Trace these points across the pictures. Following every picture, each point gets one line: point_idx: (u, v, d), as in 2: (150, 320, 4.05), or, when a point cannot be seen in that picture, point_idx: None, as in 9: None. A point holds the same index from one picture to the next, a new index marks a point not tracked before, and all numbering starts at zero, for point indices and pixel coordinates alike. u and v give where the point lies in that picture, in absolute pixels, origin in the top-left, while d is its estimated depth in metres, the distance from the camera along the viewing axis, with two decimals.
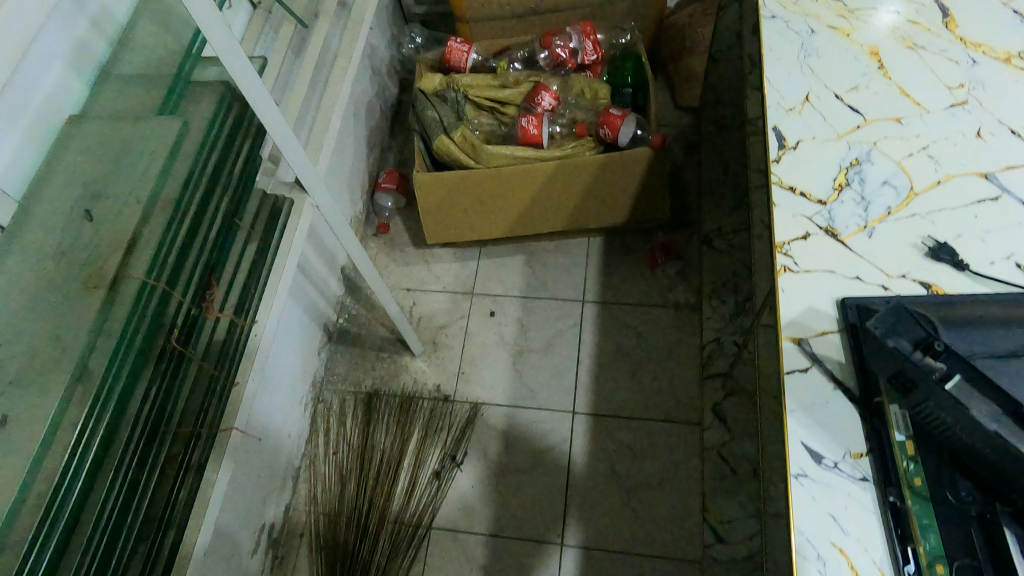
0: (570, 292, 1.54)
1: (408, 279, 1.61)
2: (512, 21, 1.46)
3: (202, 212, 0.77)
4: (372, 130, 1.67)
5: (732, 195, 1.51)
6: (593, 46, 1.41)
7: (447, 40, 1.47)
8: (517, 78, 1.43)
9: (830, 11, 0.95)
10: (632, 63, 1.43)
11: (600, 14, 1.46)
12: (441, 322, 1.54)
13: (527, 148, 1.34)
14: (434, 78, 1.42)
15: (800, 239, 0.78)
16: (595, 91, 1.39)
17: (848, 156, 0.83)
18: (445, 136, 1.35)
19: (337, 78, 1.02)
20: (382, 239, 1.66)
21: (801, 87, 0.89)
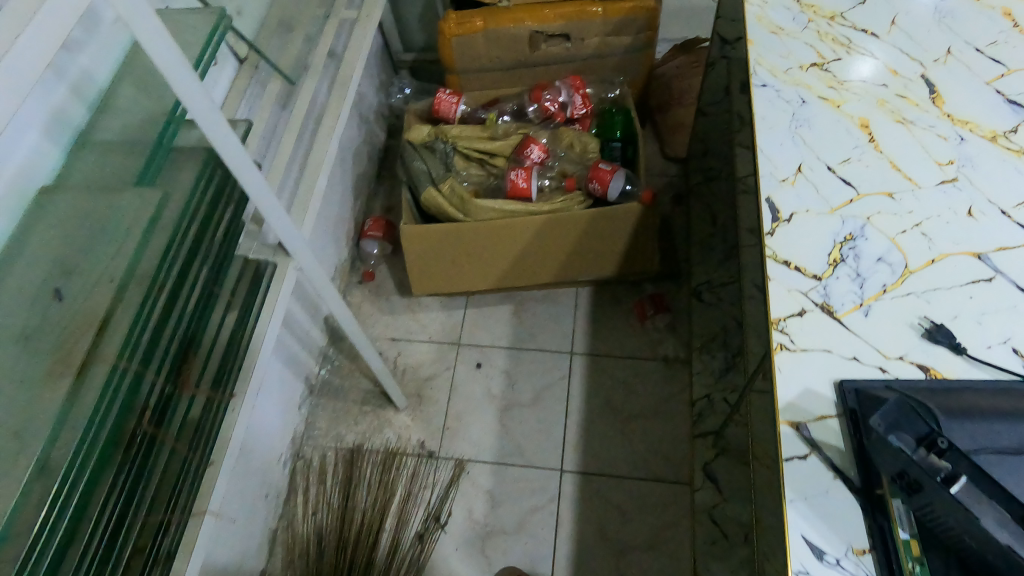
0: (558, 343, 1.52)
1: (393, 329, 1.57)
2: (503, 72, 1.47)
3: (180, 284, 0.74)
4: (358, 177, 1.66)
5: (720, 248, 1.53)
6: (582, 100, 1.41)
7: (436, 91, 1.46)
8: (506, 130, 1.42)
9: (820, 82, 0.96)
10: (622, 115, 1.43)
11: (589, 68, 1.48)
12: (427, 374, 1.51)
13: (516, 202, 1.32)
14: (422, 129, 1.41)
15: (796, 315, 0.77)
16: (585, 144, 1.38)
17: (842, 230, 0.82)
18: (433, 189, 1.33)
19: (325, 136, 1.00)
20: (367, 287, 1.63)
21: (794, 157, 0.89)
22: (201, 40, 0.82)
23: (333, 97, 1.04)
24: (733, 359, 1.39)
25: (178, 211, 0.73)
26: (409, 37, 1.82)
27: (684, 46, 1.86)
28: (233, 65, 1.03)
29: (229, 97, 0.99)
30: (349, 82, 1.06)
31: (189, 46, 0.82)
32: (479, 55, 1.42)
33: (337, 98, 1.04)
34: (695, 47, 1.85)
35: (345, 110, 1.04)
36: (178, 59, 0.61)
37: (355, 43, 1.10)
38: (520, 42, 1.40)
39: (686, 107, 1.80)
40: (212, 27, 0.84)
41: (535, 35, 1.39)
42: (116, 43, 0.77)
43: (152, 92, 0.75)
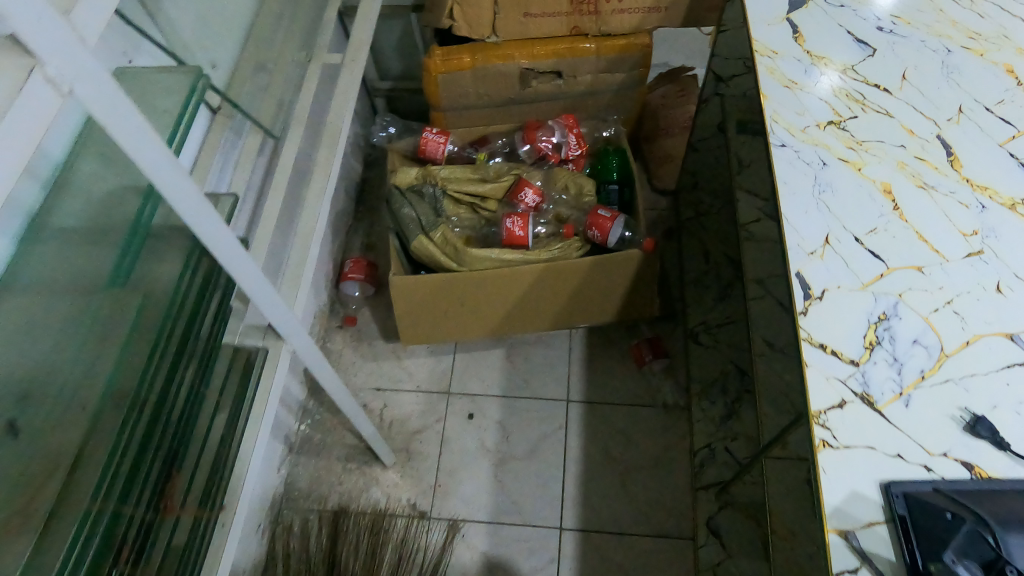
0: (553, 390, 1.45)
1: (378, 378, 1.49)
2: (491, 109, 1.39)
3: (165, 396, 0.65)
4: (336, 215, 1.58)
5: (715, 287, 1.51)
6: (576, 140, 1.35)
7: (421, 130, 1.38)
8: (498, 170, 1.34)
9: (839, 141, 0.91)
10: (618, 157, 1.36)
11: (581, 105, 1.42)
12: (415, 427, 1.43)
13: (513, 250, 1.25)
14: (410, 171, 1.32)
15: (836, 407, 0.72)
16: (580, 186, 1.31)
17: (875, 309, 0.79)
18: (424, 236, 1.23)
19: (314, 198, 0.91)
20: (348, 331, 1.54)
21: (821, 227, 0.84)
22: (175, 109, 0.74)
23: (319, 153, 0.96)
24: (733, 406, 1.36)
25: (161, 315, 0.65)
26: (385, 65, 1.74)
27: (669, 75, 1.82)
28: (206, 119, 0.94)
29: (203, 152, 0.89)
30: (338, 136, 0.97)
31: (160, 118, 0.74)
32: (466, 92, 1.35)
33: (323, 155, 0.95)
34: (681, 76, 1.81)
35: (336, 168, 0.96)
36: (164, 155, 0.53)
37: (342, 90, 1.01)
38: (510, 79, 1.33)
39: (674, 139, 1.75)
40: (186, 96, 0.77)
41: (526, 72, 1.32)
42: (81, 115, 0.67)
43: (120, 166, 0.64)
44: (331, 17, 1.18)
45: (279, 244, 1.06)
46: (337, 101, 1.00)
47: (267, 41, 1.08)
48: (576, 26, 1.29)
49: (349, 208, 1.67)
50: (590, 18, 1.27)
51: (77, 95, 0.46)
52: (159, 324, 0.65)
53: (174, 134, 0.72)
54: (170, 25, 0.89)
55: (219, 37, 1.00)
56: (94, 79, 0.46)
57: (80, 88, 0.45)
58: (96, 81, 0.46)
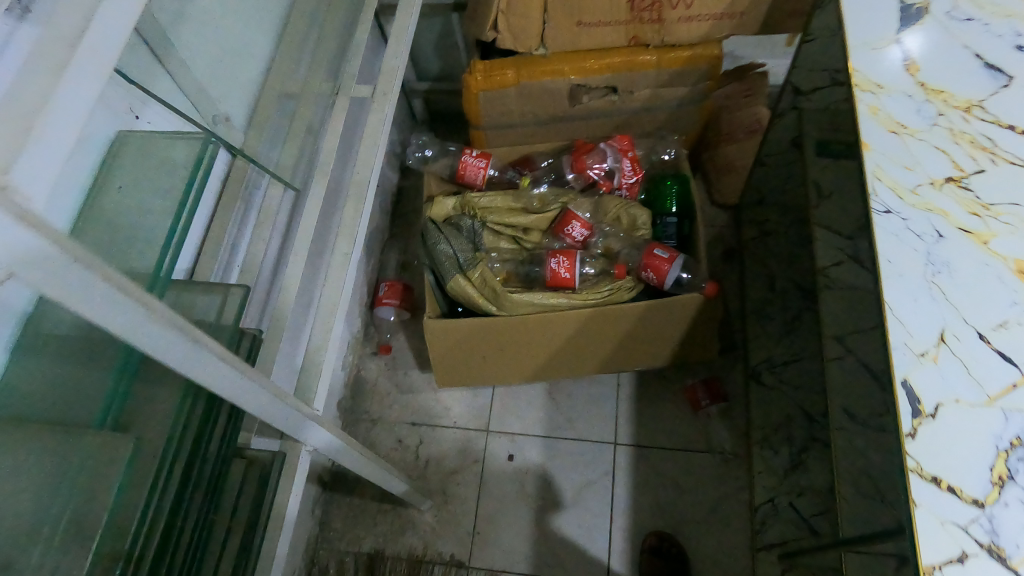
0: (600, 430, 1.35)
1: (413, 411, 1.41)
2: (536, 127, 1.25)
3: (167, 539, 0.58)
4: (371, 233, 1.50)
5: (781, 319, 1.36)
6: (631, 165, 1.19)
7: (460, 152, 1.26)
8: (542, 197, 1.21)
9: (959, 205, 0.74)
10: (678, 185, 1.20)
11: (637, 121, 1.25)
12: (451, 467, 1.35)
13: (557, 294, 1.12)
14: (447, 201, 1.20)
15: (955, 561, 0.59)
16: (633, 218, 1.16)
17: (1005, 430, 0.64)
18: (461, 276, 1.12)
19: (337, 267, 0.80)
20: (384, 359, 1.47)
21: (936, 322, 0.68)
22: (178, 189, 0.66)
23: (344, 211, 0.83)
24: (798, 457, 1.24)
25: (161, 448, 0.57)
26: (422, 65, 1.64)
27: (738, 74, 1.58)
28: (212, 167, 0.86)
29: (215, 218, 0.87)
30: (365, 189, 0.84)
31: (160, 205, 0.66)
32: (510, 110, 1.21)
33: (347, 210, 0.83)
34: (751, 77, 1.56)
35: (361, 227, 0.83)
36: (142, 317, 0.42)
37: (370, 130, 0.89)
38: (559, 96, 1.18)
39: (736, 149, 1.53)
40: (191, 171, 0.68)
41: (576, 87, 1.17)
42: (71, 192, 0.65)
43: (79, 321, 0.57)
44: (362, 35, 1.06)
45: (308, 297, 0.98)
46: (363, 144, 0.88)
47: (291, 69, 0.97)
48: (635, 36, 1.13)
49: (383, 224, 1.57)
50: (652, 27, 1.11)
51: (20, 280, 0.35)
52: (162, 460, 0.57)
53: (172, 234, 0.65)
54: (182, 68, 0.79)
55: (235, 70, 0.91)
56: (43, 262, 0.35)
57: (22, 271, 0.35)
58: (41, 263, 0.35)
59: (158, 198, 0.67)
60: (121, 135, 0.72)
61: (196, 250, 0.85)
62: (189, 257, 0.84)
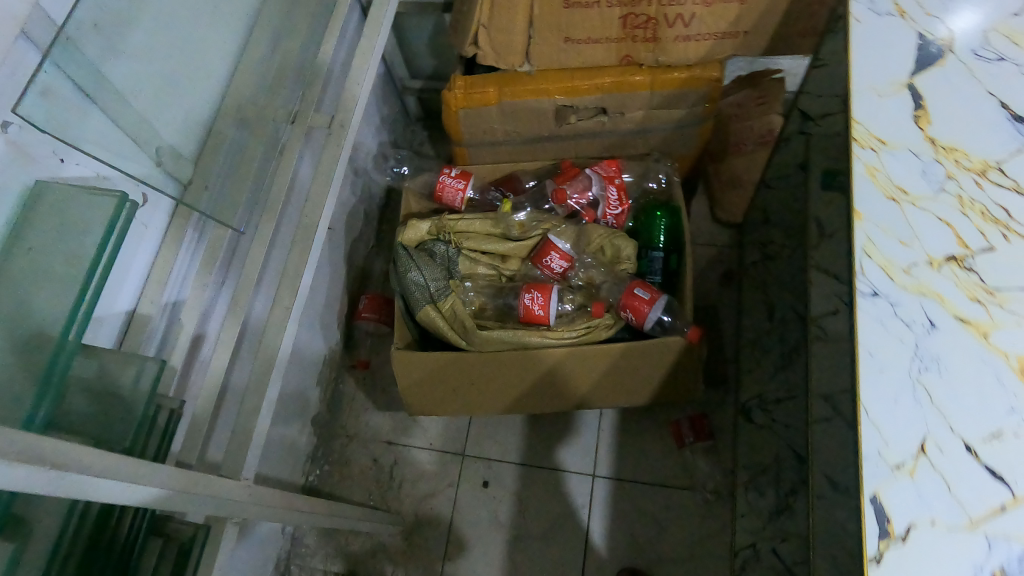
0: (579, 461, 1.30)
1: (390, 430, 1.38)
2: (521, 145, 1.17)
3: None
4: (354, 243, 1.45)
5: (778, 353, 1.27)
6: (618, 193, 1.11)
7: (439, 171, 1.18)
8: (522, 223, 1.14)
9: (958, 289, 0.66)
10: (667, 217, 1.12)
11: (630, 142, 1.17)
12: (425, 490, 1.32)
13: (530, 331, 1.06)
14: (421, 225, 1.14)
15: None
16: (617, 250, 1.09)
17: (987, 561, 0.56)
18: (431, 307, 1.07)
19: (275, 325, 0.78)
20: (364, 373, 1.43)
21: (916, 429, 0.61)
22: (89, 257, 0.63)
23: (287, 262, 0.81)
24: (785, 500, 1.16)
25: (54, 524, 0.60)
26: (415, 63, 1.56)
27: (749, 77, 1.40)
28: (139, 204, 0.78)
29: (161, 252, 0.82)
30: (312, 238, 0.82)
31: (72, 270, 0.64)
32: (492, 128, 1.13)
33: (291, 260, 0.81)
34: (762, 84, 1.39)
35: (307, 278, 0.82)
36: None
37: (322, 170, 0.85)
38: (544, 116, 1.10)
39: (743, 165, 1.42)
40: (106, 231, 0.64)
41: (562, 107, 1.09)
42: None
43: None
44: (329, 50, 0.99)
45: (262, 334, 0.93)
46: (316, 187, 0.84)
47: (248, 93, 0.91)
48: (628, 54, 1.04)
49: (368, 232, 1.51)
50: (646, 45, 1.03)
51: None
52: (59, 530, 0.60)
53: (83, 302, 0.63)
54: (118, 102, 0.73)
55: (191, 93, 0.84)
56: None
57: None
58: None
59: (71, 264, 0.63)
60: (40, 184, 0.65)
61: (138, 291, 0.80)
62: (132, 296, 0.79)
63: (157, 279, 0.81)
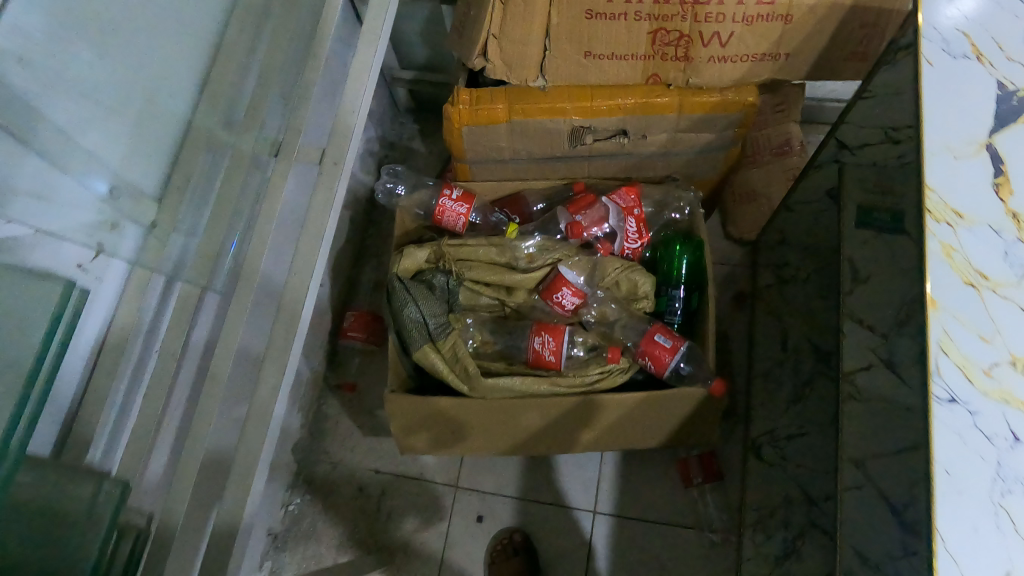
0: (579, 495, 1.23)
1: (378, 457, 1.29)
2: (530, 164, 1.06)
3: None
4: (338, 253, 1.32)
5: (790, 385, 1.22)
6: (636, 226, 1.01)
7: (438, 191, 1.06)
8: (529, 253, 1.03)
9: None
10: (689, 254, 1.03)
11: (650, 164, 1.06)
12: (415, 524, 1.24)
13: (537, 379, 0.96)
14: (417, 253, 1.02)
15: None
16: (634, 285, 1.01)
17: None
18: (429, 347, 0.97)
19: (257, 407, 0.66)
20: (348, 394, 1.33)
21: (999, 564, 0.54)
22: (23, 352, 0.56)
23: (270, 331, 0.69)
24: (794, 543, 1.11)
25: None
26: (408, 52, 1.42)
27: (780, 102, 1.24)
28: (86, 259, 0.65)
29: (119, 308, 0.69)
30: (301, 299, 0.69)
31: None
32: (499, 147, 1.02)
33: (273, 330, 0.68)
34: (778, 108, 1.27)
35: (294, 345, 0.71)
36: None
37: (312, 213, 0.72)
38: (557, 136, 0.99)
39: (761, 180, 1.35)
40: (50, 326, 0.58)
41: (578, 129, 0.98)
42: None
43: None
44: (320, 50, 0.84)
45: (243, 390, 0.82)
46: (302, 234, 0.71)
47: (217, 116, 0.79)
48: (655, 74, 0.93)
49: (354, 238, 1.39)
50: (676, 64, 0.91)
51: None
52: None
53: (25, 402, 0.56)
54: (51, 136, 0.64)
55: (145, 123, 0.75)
56: None
57: None
58: None
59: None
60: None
61: (88, 360, 0.68)
62: (84, 357, 0.67)
63: (114, 344, 0.69)
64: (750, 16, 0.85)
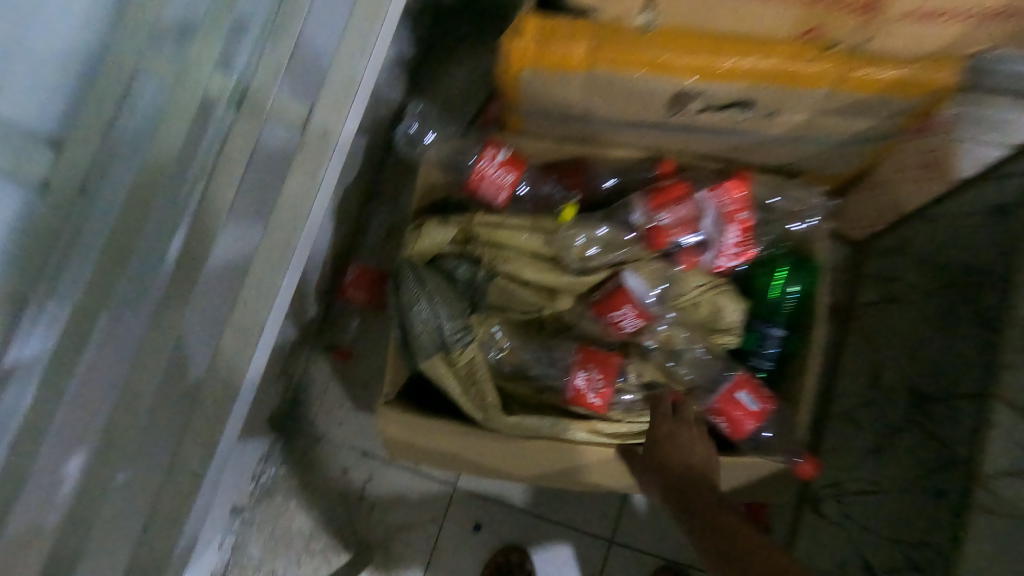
0: (594, 520, 1.06)
1: (370, 437, 1.11)
2: (606, 127, 0.77)
3: None
4: (350, 190, 1.07)
5: (873, 439, 1.00)
6: (737, 238, 0.75)
7: (482, 142, 0.77)
8: (586, 249, 0.77)
9: None
10: (800, 289, 0.79)
11: (771, 149, 0.78)
12: (402, 521, 1.08)
13: (573, 424, 0.73)
14: (440, 231, 0.77)
15: None
16: (718, 313, 0.78)
17: None
18: (440, 359, 0.74)
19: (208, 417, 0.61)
20: (343, 358, 1.13)
21: None
22: None
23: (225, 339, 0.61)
24: None
25: None
26: None
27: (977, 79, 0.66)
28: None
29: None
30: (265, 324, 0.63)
31: None
32: (569, 101, 0.73)
33: (222, 339, 0.61)
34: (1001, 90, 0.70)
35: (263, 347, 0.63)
36: None
37: (283, 206, 0.63)
38: (653, 97, 0.70)
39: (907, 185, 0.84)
40: None
41: (683, 93, 0.68)
42: None
43: None
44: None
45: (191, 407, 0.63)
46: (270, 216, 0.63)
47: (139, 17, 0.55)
48: (815, 28, 0.62)
49: (369, 171, 1.12)
50: (852, 20, 0.60)
51: None
52: None
53: None
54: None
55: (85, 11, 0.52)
56: None
57: None
58: None
59: None
60: None
61: None
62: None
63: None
64: None
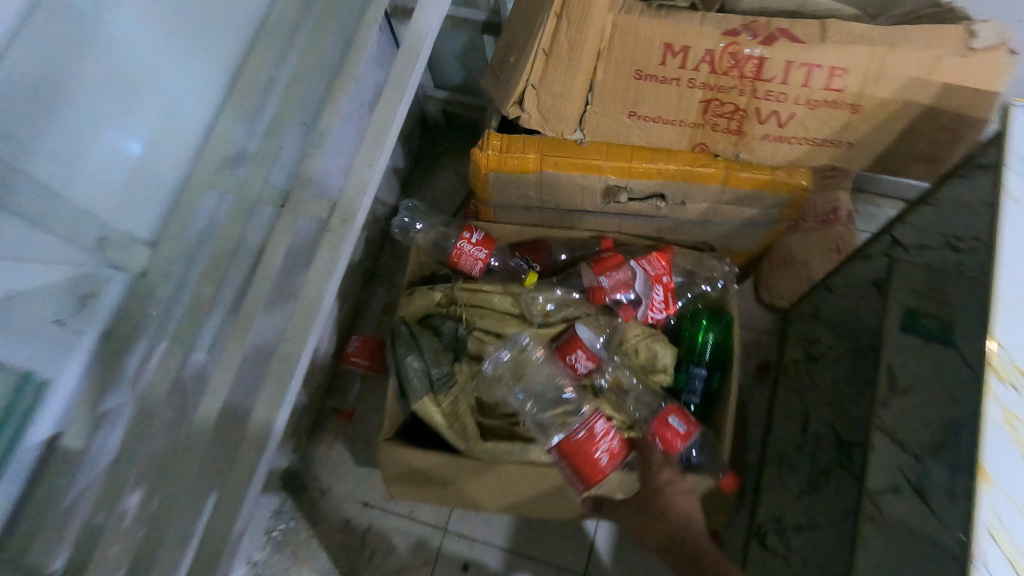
0: (571, 558, 1.18)
1: (370, 489, 1.25)
2: (558, 214, 1.00)
3: None
4: (352, 274, 1.27)
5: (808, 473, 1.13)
6: (663, 295, 0.96)
7: (460, 229, 1.00)
8: (546, 307, 0.98)
9: None
10: (718, 336, 0.99)
11: (688, 229, 1.01)
12: (400, 565, 1.19)
13: (573, 466, 0.83)
14: (428, 295, 0.99)
15: None
16: (654, 356, 0.95)
17: None
18: (431, 400, 0.92)
19: None
20: (345, 419, 1.29)
21: None
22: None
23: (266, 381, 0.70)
24: None
25: None
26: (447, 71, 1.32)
27: None
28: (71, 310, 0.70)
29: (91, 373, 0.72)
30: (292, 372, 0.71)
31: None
32: (527, 194, 0.96)
33: (268, 375, 0.69)
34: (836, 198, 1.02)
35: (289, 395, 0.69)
36: None
37: (313, 269, 0.72)
38: (589, 191, 0.93)
39: None
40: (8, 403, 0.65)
41: (611, 189, 0.92)
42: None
43: None
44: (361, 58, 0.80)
45: (255, 411, 0.69)
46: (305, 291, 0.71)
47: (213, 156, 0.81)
48: (702, 143, 0.86)
49: (369, 258, 1.34)
50: (727, 137, 0.84)
51: None
52: None
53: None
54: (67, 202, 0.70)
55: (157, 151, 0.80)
56: None
57: None
58: None
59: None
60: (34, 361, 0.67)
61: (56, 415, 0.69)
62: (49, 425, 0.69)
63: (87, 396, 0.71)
64: (814, 101, 0.78)
